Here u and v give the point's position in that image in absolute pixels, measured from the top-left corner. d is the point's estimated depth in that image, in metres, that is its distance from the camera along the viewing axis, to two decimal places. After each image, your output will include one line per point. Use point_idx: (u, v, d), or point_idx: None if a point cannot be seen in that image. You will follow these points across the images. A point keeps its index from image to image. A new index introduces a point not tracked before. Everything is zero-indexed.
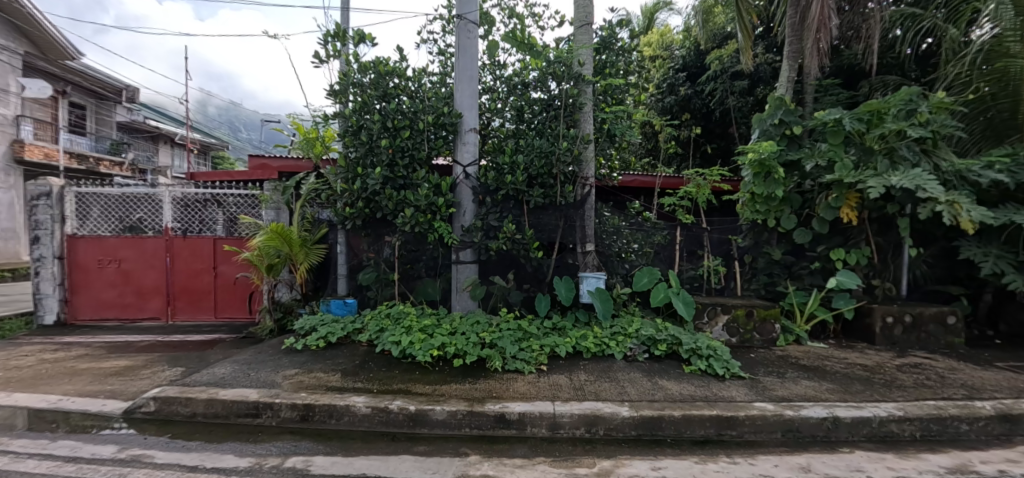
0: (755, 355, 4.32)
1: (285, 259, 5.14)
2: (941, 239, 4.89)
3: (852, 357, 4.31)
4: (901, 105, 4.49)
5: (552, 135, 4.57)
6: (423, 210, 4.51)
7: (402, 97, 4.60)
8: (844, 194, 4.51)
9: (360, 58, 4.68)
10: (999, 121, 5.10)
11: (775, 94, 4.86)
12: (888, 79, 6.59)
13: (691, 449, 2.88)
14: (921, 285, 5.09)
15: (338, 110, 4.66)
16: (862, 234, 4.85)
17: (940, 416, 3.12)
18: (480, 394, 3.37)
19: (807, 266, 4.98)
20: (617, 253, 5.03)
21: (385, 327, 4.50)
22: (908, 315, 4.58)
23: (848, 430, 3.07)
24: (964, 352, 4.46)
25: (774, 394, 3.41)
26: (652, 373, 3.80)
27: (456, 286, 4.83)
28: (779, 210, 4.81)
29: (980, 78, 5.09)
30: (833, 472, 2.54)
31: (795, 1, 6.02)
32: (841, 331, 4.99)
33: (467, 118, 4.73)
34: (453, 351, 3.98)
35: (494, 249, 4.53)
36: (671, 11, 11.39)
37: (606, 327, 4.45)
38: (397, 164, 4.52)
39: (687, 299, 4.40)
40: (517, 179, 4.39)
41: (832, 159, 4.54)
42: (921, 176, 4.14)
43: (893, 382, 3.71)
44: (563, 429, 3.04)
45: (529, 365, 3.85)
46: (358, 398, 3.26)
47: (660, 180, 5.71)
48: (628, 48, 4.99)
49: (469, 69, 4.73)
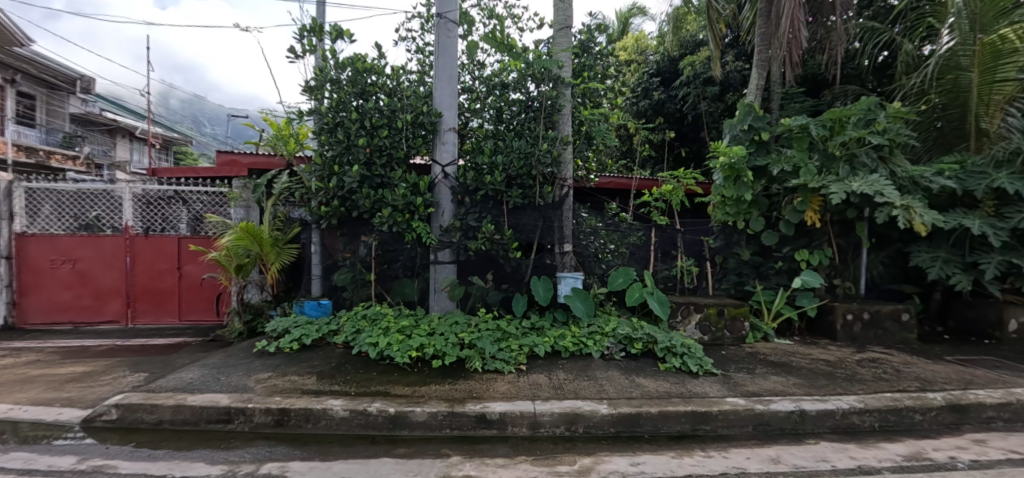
0: (726, 351, 4.47)
1: (255, 258, 4.98)
2: (897, 241, 5.20)
3: (815, 352, 4.52)
4: (862, 114, 4.73)
5: (532, 137, 4.57)
6: (401, 210, 4.46)
7: (379, 95, 4.52)
8: (808, 198, 4.70)
9: (336, 54, 4.60)
10: (949, 130, 5.47)
11: (744, 100, 5.00)
12: (850, 88, 6.80)
13: (668, 444, 3.00)
14: (878, 284, 5.39)
15: (313, 107, 4.57)
16: (825, 236, 5.08)
17: (897, 407, 3.36)
18: (461, 394, 3.37)
19: (774, 267, 5.20)
20: (594, 253, 5.06)
21: (361, 328, 4.44)
22: (867, 313, 4.85)
23: (813, 422, 3.27)
24: (917, 347, 4.75)
25: (745, 389, 3.56)
26: (630, 371, 3.88)
27: (435, 286, 4.77)
28: (748, 213, 4.98)
29: (932, 89, 5.43)
30: (803, 463, 2.76)
31: (764, 13, 6.28)
32: (805, 328, 5.23)
33: (447, 117, 4.67)
34: (432, 352, 3.96)
35: (473, 249, 4.52)
36: (645, 16, 11.68)
37: (583, 326, 4.50)
38: (374, 163, 4.47)
39: (662, 298, 4.48)
40: (495, 179, 4.39)
41: (797, 164, 4.72)
42: (879, 182, 4.37)
43: (854, 376, 3.93)
44: (543, 427, 3.09)
45: (508, 365, 3.86)
46: (335, 400, 3.19)
47: (636, 181, 5.80)
48: (606, 52, 5.03)
49: (449, 68, 4.69)
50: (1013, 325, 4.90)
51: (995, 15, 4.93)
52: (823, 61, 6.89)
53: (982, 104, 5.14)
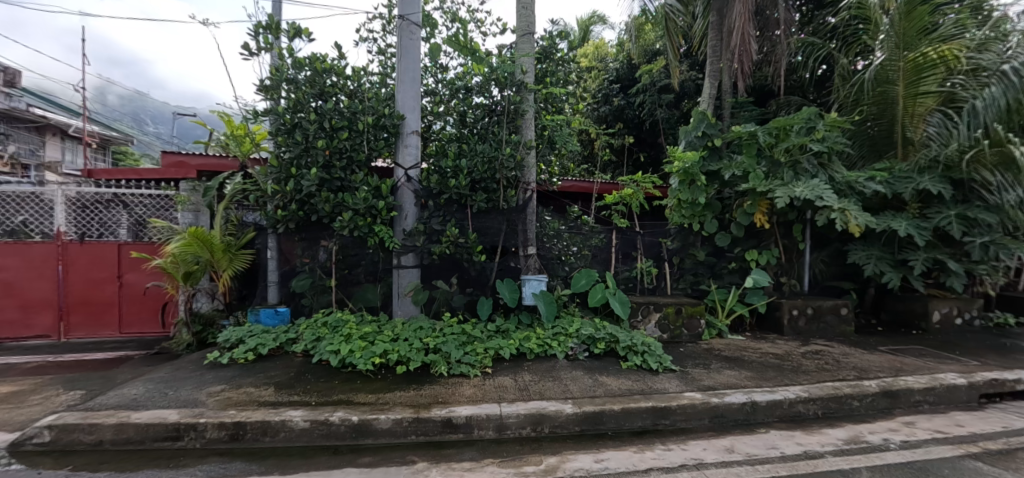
0: (684, 348, 4.65)
1: (205, 265, 4.75)
2: (836, 241, 5.61)
3: (765, 346, 4.79)
4: (804, 123, 5.05)
5: (495, 141, 4.59)
6: (363, 213, 4.38)
7: (340, 96, 4.45)
8: (757, 201, 4.98)
9: (294, 52, 4.45)
10: (880, 138, 5.96)
11: (698, 108, 5.24)
12: (793, 99, 7.28)
13: (630, 440, 3.12)
14: (820, 281, 5.79)
15: (269, 107, 4.40)
16: (772, 237, 5.41)
17: (837, 395, 3.64)
18: (426, 399, 3.33)
19: (727, 266, 5.47)
20: (557, 255, 5.11)
21: (322, 336, 4.31)
22: (810, 308, 5.19)
23: (763, 412, 3.48)
24: (854, 339, 5.14)
25: (701, 384, 3.74)
26: (593, 370, 3.96)
27: (398, 291, 4.66)
28: (703, 215, 5.22)
29: (865, 100, 5.89)
30: (754, 451, 2.97)
31: (715, 25, 6.64)
32: (755, 324, 5.51)
33: (410, 120, 4.64)
34: (397, 357, 3.89)
35: (437, 253, 4.49)
36: (605, 25, 12.05)
37: (548, 327, 4.56)
38: (334, 166, 4.36)
39: (623, 298, 4.63)
40: (459, 183, 4.39)
41: (746, 169, 5.00)
42: (819, 187, 4.70)
43: (799, 367, 4.21)
44: (510, 429, 3.13)
45: (474, 369, 3.85)
46: (295, 411, 3.08)
47: (597, 185, 5.97)
48: (568, 58, 5.12)
49: (412, 70, 4.65)
50: (936, 316, 5.46)
51: (917, 33, 5.39)
52: (770, 73, 7.34)
53: (907, 115, 5.64)
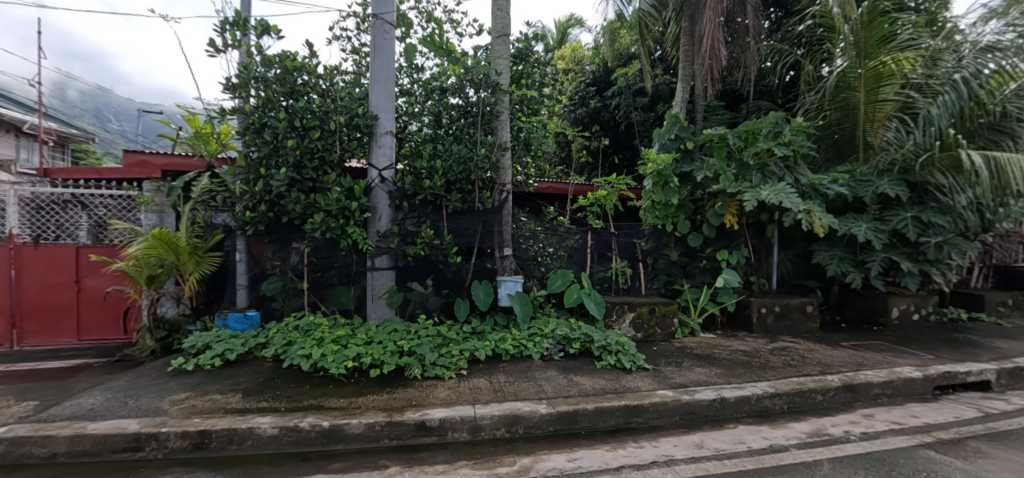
0: (658, 347, 4.73)
1: (170, 268, 4.58)
2: (802, 241, 5.82)
3: (735, 344, 4.92)
4: (771, 127, 5.21)
5: (470, 142, 4.58)
6: (336, 215, 4.30)
7: (312, 95, 4.37)
8: (727, 202, 5.11)
9: (263, 50, 4.35)
10: (842, 143, 6.22)
11: (671, 111, 5.35)
12: (762, 104, 7.51)
13: (603, 438, 3.16)
14: (788, 280, 5.99)
15: (236, 105, 4.28)
16: (742, 237, 5.56)
17: (802, 390, 3.77)
18: (400, 403, 3.29)
19: (699, 266, 5.60)
20: (533, 256, 5.12)
21: (293, 340, 4.21)
22: (778, 306, 5.36)
23: (732, 408, 3.58)
24: (819, 335, 5.33)
25: (673, 382, 3.82)
26: (568, 370, 3.99)
27: (372, 294, 4.60)
28: (676, 217, 5.33)
29: (828, 105, 6.12)
30: (722, 446, 3.04)
31: (688, 31, 6.80)
32: (726, 323, 5.65)
33: (384, 120, 4.59)
34: (370, 361, 3.84)
35: (412, 255, 4.45)
36: (582, 28, 12.19)
37: (524, 328, 4.58)
38: (305, 166, 4.27)
39: (597, 299, 4.68)
40: (434, 183, 4.37)
41: (717, 172, 5.12)
42: (785, 189, 4.86)
43: (767, 364, 4.34)
44: (484, 431, 3.12)
45: (449, 371, 3.83)
46: (263, 418, 2.99)
47: (572, 186, 6.02)
48: (544, 61, 5.16)
49: (385, 70, 4.59)
50: (895, 312, 5.72)
51: (876, 43, 5.61)
52: (740, 78, 7.55)
53: (868, 121, 5.88)
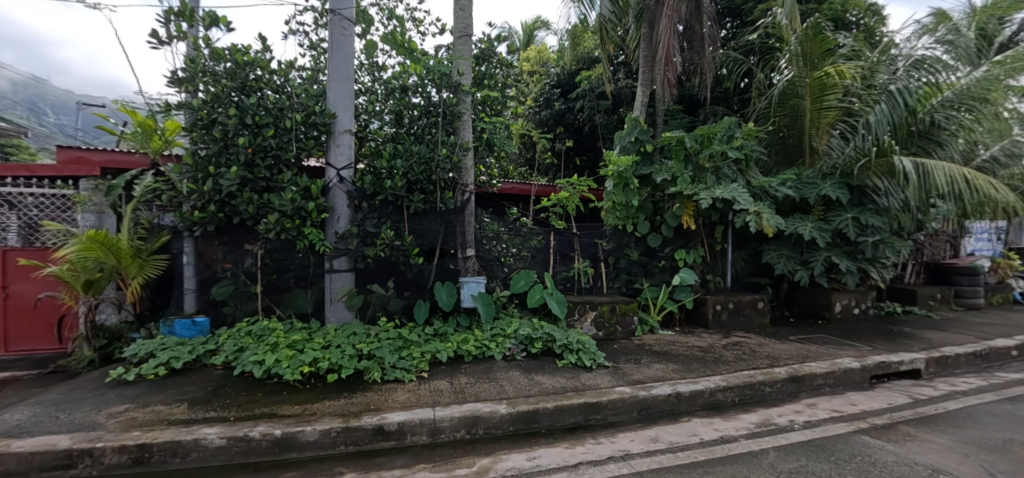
0: (618, 345, 4.84)
1: (110, 272, 4.29)
2: (754, 241, 6.11)
3: (691, 340, 5.10)
4: (724, 131, 5.44)
5: (431, 142, 4.54)
6: (291, 215, 4.16)
7: (265, 91, 4.20)
8: (684, 204, 5.29)
9: (212, 43, 4.16)
10: (790, 148, 6.57)
11: (632, 114, 5.49)
12: (718, 109, 7.83)
13: (563, 436, 3.21)
14: (741, 278, 6.27)
15: (183, 100, 4.07)
16: (698, 238, 5.78)
17: (751, 383, 3.95)
18: (357, 408, 3.22)
19: (658, 265, 5.77)
20: (496, 256, 5.14)
21: (245, 346, 4.04)
22: (731, 303, 5.61)
23: (687, 402, 3.71)
24: (769, 330, 5.61)
25: (631, 378, 3.92)
26: (529, 370, 4.03)
27: (330, 296, 4.48)
28: (636, 217, 5.47)
29: (777, 112, 6.45)
30: (676, 439, 3.15)
31: (648, 37, 7.01)
32: (684, 320, 5.83)
33: (342, 119, 4.48)
34: (327, 366, 3.73)
35: (371, 256, 4.36)
36: (548, 30, 12.34)
37: (486, 329, 4.58)
38: (258, 165, 4.11)
39: (560, 298, 4.75)
40: (395, 184, 4.29)
41: (675, 174, 5.30)
42: (737, 191, 5.09)
43: (720, 358, 4.52)
44: (443, 433, 3.10)
45: (409, 373, 3.78)
46: (210, 428, 2.85)
47: (535, 187, 6.07)
48: (506, 63, 5.19)
49: (344, 68, 4.48)
50: (837, 307, 6.10)
51: (822, 54, 5.92)
52: (696, 84, 7.86)
53: (813, 127, 6.23)
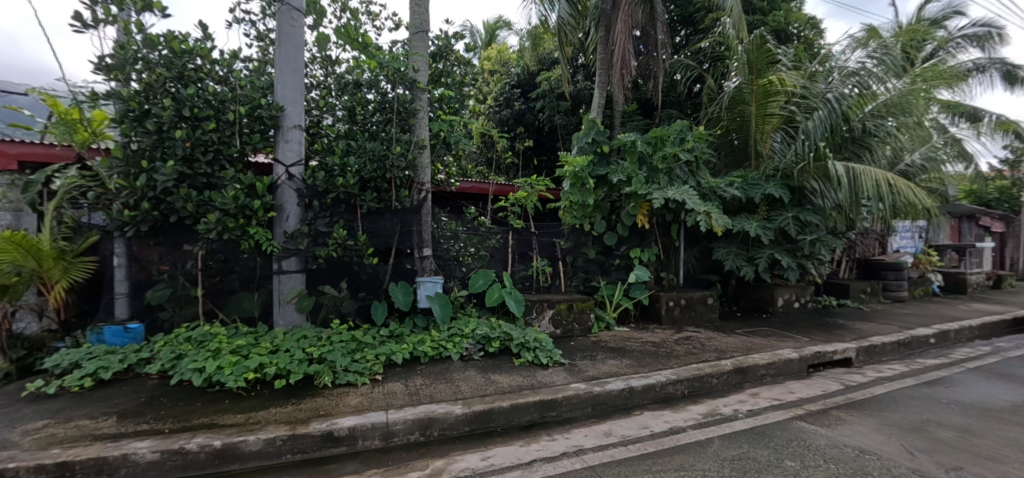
0: (575, 342, 4.94)
1: (29, 277, 3.89)
2: (704, 239, 6.39)
3: (645, 336, 5.27)
4: (677, 134, 5.64)
5: (386, 139, 4.44)
6: (234, 214, 3.94)
7: (207, 82, 3.97)
8: (638, 204, 5.44)
9: (145, 28, 3.88)
10: (738, 150, 6.91)
11: (589, 115, 5.59)
12: (671, 113, 8.15)
13: (517, 434, 3.23)
14: (692, 275, 6.55)
15: (111, 89, 3.77)
16: (653, 236, 5.97)
17: (699, 375, 4.14)
18: (306, 414, 3.10)
19: (614, 263, 5.92)
20: (454, 256, 5.10)
21: (184, 353, 3.80)
22: (683, 299, 5.84)
23: (639, 396, 3.83)
24: (718, 324, 5.89)
25: (586, 374, 4.00)
26: (486, 369, 4.03)
27: (279, 299, 4.29)
28: (592, 216, 5.58)
29: (726, 117, 6.76)
30: (627, 432, 3.25)
31: (605, 41, 7.18)
32: (639, 316, 6.02)
33: (291, 113, 4.29)
34: (274, 371, 3.57)
35: (323, 256, 4.22)
36: (510, 30, 12.39)
37: (443, 329, 4.54)
38: (197, 160, 3.87)
39: (518, 297, 4.78)
40: (346, 182, 4.16)
41: (630, 175, 5.44)
42: (688, 192, 5.28)
43: (672, 353, 4.70)
44: (397, 436, 3.04)
45: (362, 377, 3.69)
46: (141, 442, 2.66)
47: (494, 186, 6.08)
48: (464, 61, 5.16)
49: (293, 60, 4.29)
50: (779, 301, 6.48)
51: (765, 63, 6.25)
52: (651, 88, 8.14)
53: (758, 132, 6.56)
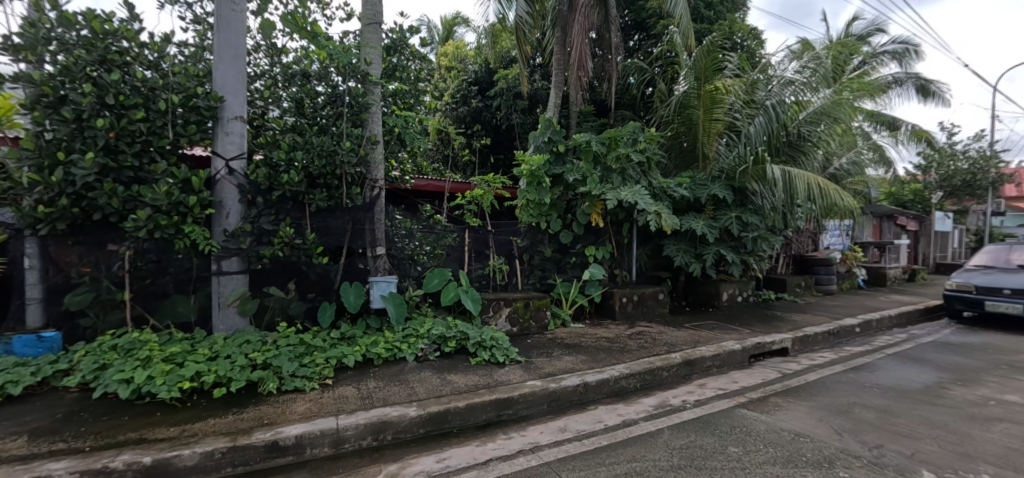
0: (531, 339, 4.99)
1: None
2: (655, 237, 6.65)
3: (599, 331, 5.41)
4: (630, 135, 5.81)
5: (336, 134, 4.27)
6: (167, 211, 3.66)
7: (135, 67, 3.65)
8: (593, 203, 5.57)
9: (60, 5, 3.50)
10: (686, 152, 7.22)
11: (546, 115, 5.64)
12: (625, 114, 8.40)
13: (473, 434, 3.22)
14: (644, 271, 6.80)
15: (19, 71, 3.38)
16: (607, 234, 6.14)
17: (649, 369, 4.30)
18: (249, 423, 2.93)
19: (570, 261, 6.04)
20: (409, 255, 5.01)
21: (109, 363, 3.47)
22: (636, 295, 6.05)
23: (593, 391, 3.92)
24: (667, 318, 6.15)
25: (542, 371, 4.05)
26: (442, 370, 3.99)
27: (218, 302, 4.03)
28: (548, 215, 5.66)
29: (675, 119, 7.04)
30: (582, 427, 3.32)
31: (561, 41, 7.28)
32: (594, 312, 6.17)
33: (231, 103, 4.01)
34: (213, 379, 3.35)
35: (267, 256, 4.00)
36: (468, 27, 12.28)
37: (398, 330, 4.45)
38: (122, 152, 3.55)
39: (474, 296, 4.77)
40: (292, 178, 3.96)
41: (584, 174, 5.56)
42: (640, 192, 5.46)
43: (624, 347, 4.86)
44: (348, 442, 2.95)
45: (311, 382, 3.54)
46: (56, 463, 2.41)
47: (449, 184, 6.04)
48: (419, 56, 5.05)
49: (233, 46, 4.01)
50: (723, 296, 6.87)
51: (712, 70, 6.54)
52: (605, 90, 8.37)
53: (705, 135, 6.88)
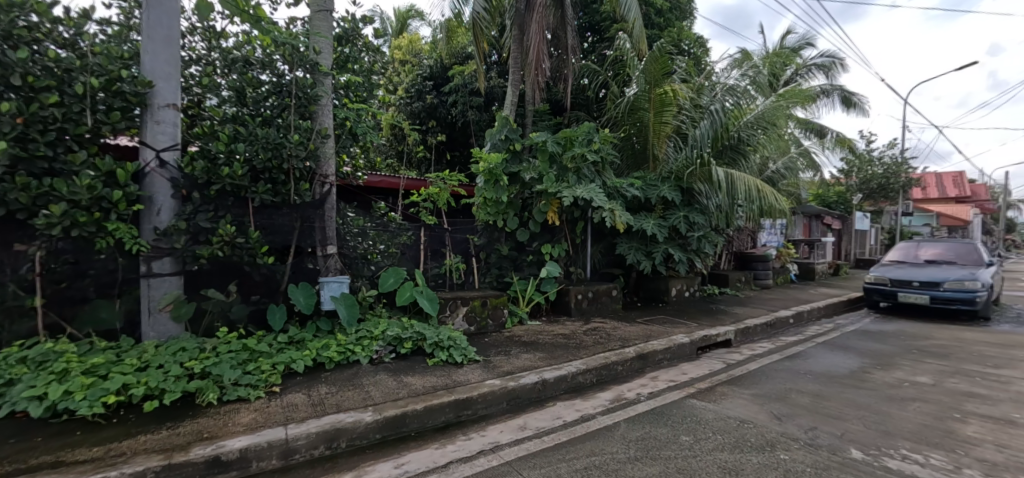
0: (489, 338, 4.97)
1: None
2: (609, 235, 6.84)
3: (556, 328, 5.50)
4: (585, 135, 5.93)
5: (282, 126, 4.01)
6: (87, 208, 3.25)
7: (46, 45, 3.24)
8: (550, 201, 5.62)
9: None
10: (637, 152, 7.47)
11: (502, 113, 5.63)
12: (580, 115, 8.57)
13: (432, 436, 3.15)
14: (598, 268, 6.99)
15: None
16: (563, 232, 6.24)
17: (605, 363, 4.42)
18: (185, 438, 2.69)
19: (527, 259, 6.07)
20: (363, 254, 4.83)
21: (14, 378, 3.05)
22: (591, 292, 6.21)
23: (551, 388, 3.97)
24: (621, 314, 6.36)
25: (501, 370, 4.05)
26: (398, 372, 3.88)
27: (148, 307, 3.67)
28: (506, 213, 5.65)
29: (627, 121, 7.26)
30: (541, 424, 3.35)
31: (518, 40, 7.31)
32: (551, 309, 6.26)
33: (163, 90, 3.69)
34: (143, 392, 3.04)
35: (205, 256, 3.69)
36: (422, 21, 12.00)
37: (350, 332, 4.28)
38: (32, 140, 3.10)
39: (430, 295, 4.68)
40: (233, 172, 3.65)
41: (541, 173, 5.62)
42: (595, 190, 5.59)
43: (581, 343, 4.96)
44: (298, 452, 2.79)
45: (256, 390, 3.31)
46: None
47: (404, 181, 5.90)
48: (372, 47, 4.88)
49: (165, 27, 3.67)
50: (672, 291, 7.21)
51: (662, 74, 6.79)
52: (562, 90, 8.51)
53: (655, 137, 7.16)
